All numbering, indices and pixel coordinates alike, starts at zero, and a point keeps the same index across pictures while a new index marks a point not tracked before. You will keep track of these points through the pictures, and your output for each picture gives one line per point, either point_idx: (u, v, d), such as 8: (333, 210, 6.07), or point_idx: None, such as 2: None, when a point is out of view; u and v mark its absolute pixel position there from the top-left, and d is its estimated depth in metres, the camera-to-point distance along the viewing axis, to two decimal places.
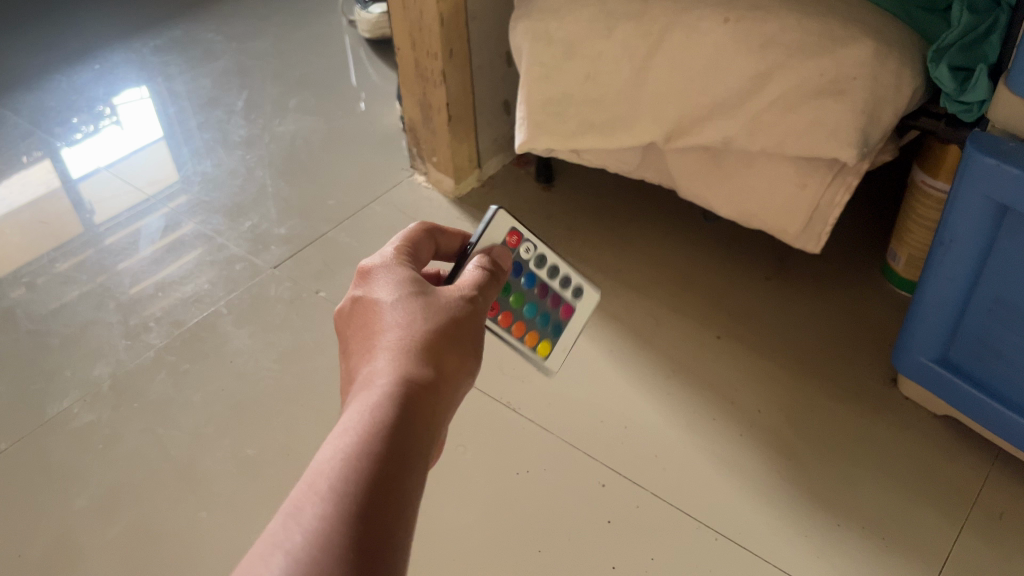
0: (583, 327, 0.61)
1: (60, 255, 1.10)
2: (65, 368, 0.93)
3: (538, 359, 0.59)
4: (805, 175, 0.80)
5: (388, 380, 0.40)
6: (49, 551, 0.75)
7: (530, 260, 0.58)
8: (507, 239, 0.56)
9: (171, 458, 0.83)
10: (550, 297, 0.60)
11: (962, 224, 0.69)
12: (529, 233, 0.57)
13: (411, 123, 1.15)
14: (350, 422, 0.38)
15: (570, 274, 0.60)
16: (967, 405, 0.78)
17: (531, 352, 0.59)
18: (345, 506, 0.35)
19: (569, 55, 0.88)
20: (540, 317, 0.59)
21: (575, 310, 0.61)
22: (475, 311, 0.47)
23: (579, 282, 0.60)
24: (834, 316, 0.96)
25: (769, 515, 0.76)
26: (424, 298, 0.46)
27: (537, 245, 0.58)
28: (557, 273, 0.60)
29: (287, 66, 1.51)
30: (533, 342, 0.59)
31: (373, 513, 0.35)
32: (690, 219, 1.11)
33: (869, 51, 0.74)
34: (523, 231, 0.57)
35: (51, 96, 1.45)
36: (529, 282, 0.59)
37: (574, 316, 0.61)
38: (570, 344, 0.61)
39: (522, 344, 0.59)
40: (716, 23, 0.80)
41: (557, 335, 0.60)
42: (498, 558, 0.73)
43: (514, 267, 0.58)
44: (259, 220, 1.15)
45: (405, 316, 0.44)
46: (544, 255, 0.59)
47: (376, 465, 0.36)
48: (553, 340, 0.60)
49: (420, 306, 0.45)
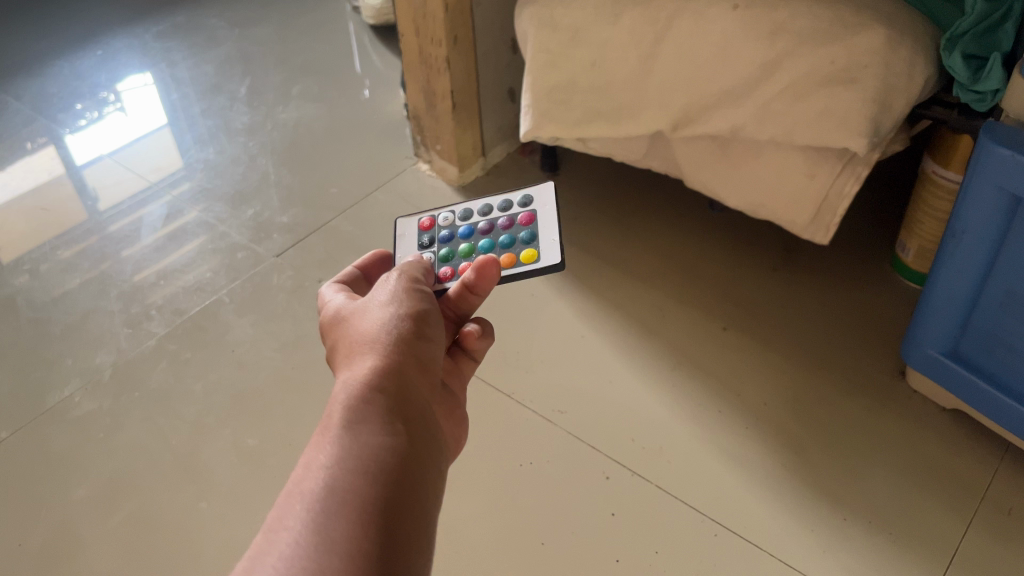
0: (552, 221, 0.62)
1: (62, 243, 1.09)
2: (66, 356, 0.93)
3: (527, 266, 0.59)
4: (814, 165, 0.79)
5: (348, 386, 0.41)
6: (49, 541, 0.75)
7: (459, 220, 0.64)
8: (419, 227, 0.65)
9: (172, 448, 0.82)
10: (500, 225, 0.63)
11: (974, 215, 0.68)
12: (438, 210, 0.65)
13: (415, 111, 1.14)
14: (319, 436, 0.39)
15: (503, 201, 0.64)
16: (976, 399, 0.77)
17: (519, 266, 0.60)
18: (323, 504, 0.35)
19: (575, 42, 0.87)
20: (504, 241, 0.61)
21: (536, 214, 0.63)
22: (423, 300, 0.48)
23: (518, 199, 0.64)
24: (842, 308, 0.95)
25: (775, 509, 0.75)
26: (369, 308, 0.47)
27: (453, 210, 0.65)
28: (489, 209, 0.64)
29: (290, 52, 1.50)
30: (513, 259, 0.60)
31: (352, 502, 0.35)
32: (696, 209, 1.10)
33: (881, 38, 0.72)
34: (431, 213, 0.65)
35: (54, 82, 1.44)
36: (468, 231, 0.63)
37: (538, 218, 0.62)
38: (552, 237, 0.61)
39: (502, 267, 0.60)
40: (725, 10, 0.78)
41: (529, 240, 0.61)
42: (501, 551, 0.73)
43: (446, 234, 0.63)
44: (262, 208, 1.14)
45: (355, 331, 0.46)
46: (467, 210, 0.65)
47: (347, 462, 0.37)
48: (533, 247, 0.61)
49: (364, 316, 0.46)
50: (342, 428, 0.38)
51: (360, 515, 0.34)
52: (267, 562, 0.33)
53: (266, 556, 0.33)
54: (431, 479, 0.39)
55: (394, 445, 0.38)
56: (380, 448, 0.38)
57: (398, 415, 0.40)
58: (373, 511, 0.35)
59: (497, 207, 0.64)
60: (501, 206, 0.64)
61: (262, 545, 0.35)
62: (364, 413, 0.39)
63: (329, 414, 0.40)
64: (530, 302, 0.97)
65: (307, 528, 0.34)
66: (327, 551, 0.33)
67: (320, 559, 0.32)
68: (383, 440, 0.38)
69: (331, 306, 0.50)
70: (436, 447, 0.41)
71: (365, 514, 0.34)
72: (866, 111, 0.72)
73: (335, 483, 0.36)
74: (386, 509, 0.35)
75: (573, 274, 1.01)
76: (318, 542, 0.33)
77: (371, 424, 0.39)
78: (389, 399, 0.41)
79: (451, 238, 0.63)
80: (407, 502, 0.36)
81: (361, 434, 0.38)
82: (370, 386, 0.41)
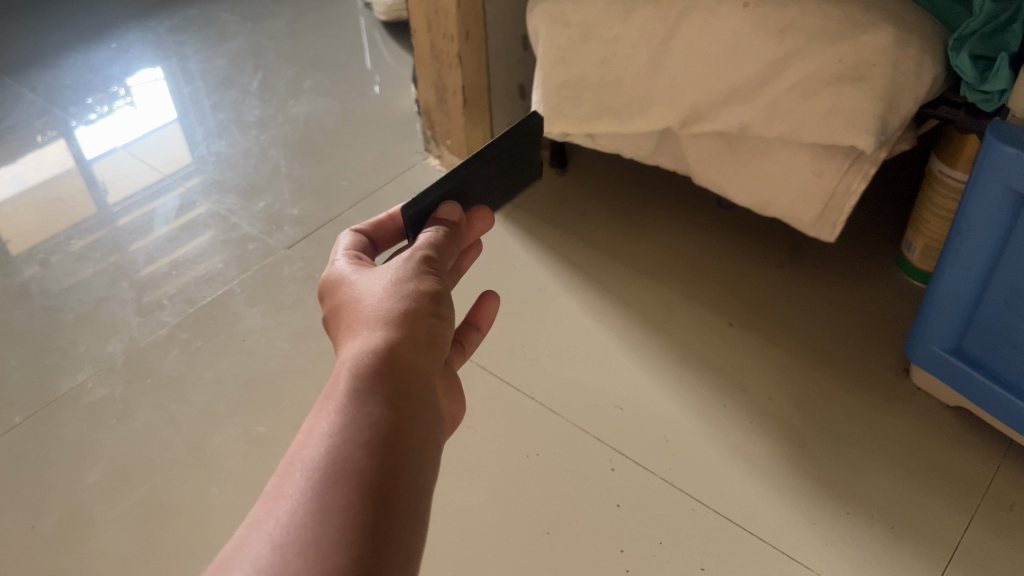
0: None
1: (75, 233, 1.10)
2: (79, 344, 0.94)
3: None
4: (821, 162, 0.80)
5: (351, 357, 0.42)
6: (61, 523, 0.76)
7: None
8: None
9: (182, 434, 0.83)
10: None
11: (980, 213, 0.69)
12: None
13: (426, 106, 1.15)
14: (319, 404, 0.39)
15: None
16: (979, 396, 0.77)
17: None
18: (323, 474, 0.35)
19: (586, 38, 0.88)
20: None
21: None
22: (432, 270, 0.48)
23: None
24: (847, 305, 0.95)
25: (778, 503, 0.76)
26: (375, 274, 0.47)
27: None
28: None
29: (302, 47, 1.51)
30: None
31: (351, 473, 0.35)
32: (704, 207, 1.11)
33: (889, 37, 0.73)
34: None
35: (67, 74, 1.45)
36: None
37: None
38: None
39: None
40: (735, 7, 0.79)
41: None
42: (506, 539, 0.74)
43: None
44: (273, 200, 1.15)
45: (360, 298, 0.46)
46: None
47: (347, 433, 0.37)
48: None
49: (371, 284, 0.46)
50: (343, 399, 0.39)
51: (360, 488, 0.35)
52: (264, 529, 0.34)
53: (263, 522, 0.34)
54: (429, 455, 0.40)
55: (394, 420, 0.39)
56: (380, 423, 0.38)
57: (399, 390, 0.41)
58: (371, 484, 0.35)
59: None
60: None
61: (259, 510, 0.35)
62: (365, 385, 0.40)
63: (331, 384, 0.41)
64: (538, 296, 0.98)
65: (306, 497, 0.34)
66: (325, 521, 0.33)
67: (317, 529, 0.33)
68: (383, 414, 0.39)
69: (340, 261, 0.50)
70: (434, 425, 0.42)
71: (363, 487, 0.35)
72: (874, 109, 0.73)
73: (337, 454, 0.36)
74: (384, 484, 0.36)
75: (580, 269, 1.02)
76: (316, 511, 0.34)
77: (373, 398, 0.39)
78: (391, 373, 0.41)
79: None
80: (405, 477, 0.37)
81: (361, 407, 0.39)
82: (374, 358, 0.41)
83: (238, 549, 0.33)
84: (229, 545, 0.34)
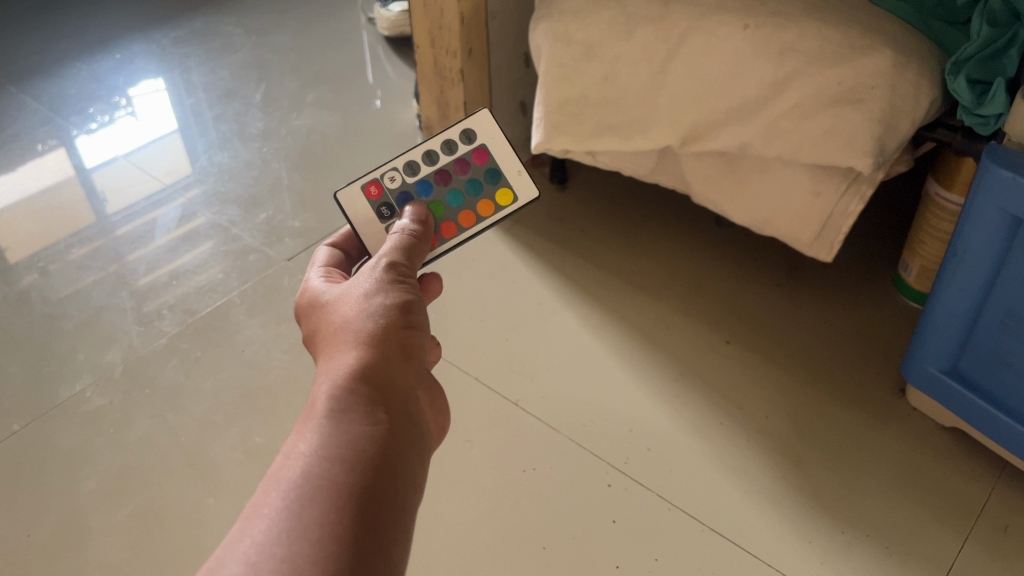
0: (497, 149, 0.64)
1: (77, 242, 1.11)
2: (77, 352, 0.94)
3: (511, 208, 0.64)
4: (819, 183, 0.80)
5: (328, 379, 0.41)
6: (57, 532, 0.76)
7: (406, 177, 0.62)
8: (367, 190, 0.61)
9: (180, 444, 0.84)
10: (454, 169, 0.63)
11: (976, 234, 0.69)
12: (379, 171, 0.61)
13: (427, 121, 1.16)
14: (299, 425, 0.39)
15: (445, 137, 0.63)
16: (975, 417, 0.78)
17: (501, 211, 0.64)
18: (301, 491, 0.35)
19: (588, 57, 0.89)
20: (469, 188, 0.63)
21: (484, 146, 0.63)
22: (407, 290, 0.48)
23: (464, 129, 0.63)
24: (843, 324, 0.96)
25: (773, 520, 0.76)
26: (349, 295, 0.47)
27: (396, 166, 0.62)
28: (429, 155, 0.62)
29: (305, 60, 1.52)
30: (491, 206, 0.63)
31: (329, 489, 0.35)
32: (703, 224, 1.12)
33: (887, 61, 0.74)
34: (375, 177, 0.61)
35: (71, 83, 1.46)
36: (423, 188, 0.62)
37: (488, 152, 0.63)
38: (513, 168, 0.64)
39: (485, 217, 0.63)
40: (736, 29, 0.80)
41: (493, 179, 0.64)
42: (501, 554, 0.74)
43: (404, 195, 0.61)
44: (274, 212, 1.15)
45: (332, 320, 0.46)
46: (411, 161, 0.62)
47: (325, 452, 0.37)
48: (501, 185, 0.64)
49: (348, 304, 0.46)
50: (323, 417, 0.39)
51: (342, 504, 0.35)
52: (239, 549, 0.33)
53: (239, 543, 0.34)
54: (411, 467, 0.39)
55: (374, 436, 0.39)
56: (359, 438, 0.38)
57: (380, 406, 0.40)
58: (348, 501, 0.35)
59: (440, 149, 0.62)
60: (444, 148, 0.63)
61: (235, 531, 0.35)
62: (346, 403, 0.40)
63: (310, 403, 0.40)
64: (537, 311, 0.99)
65: (282, 517, 0.34)
66: (302, 537, 0.33)
67: (292, 546, 0.33)
68: (360, 431, 0.38)
69: (314, 285, 0.50)
70: (418, 438, 0.41)
71: (340, 504, 0.35)
72: (872, 131, 0.74)
73: (316, 471, 0.36)
74: (366, 499, 0.36)
75: (580, 284, 1.02)
76: (291, 529, 0.33)
77: (354, 414, 0.39)
78: (369, 392, 0.41)
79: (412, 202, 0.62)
80: (386, 492, 0.37)
81: (340, 425, 0.38)
82: (353, 376, 0.41)
83: (215, 570, 0.33)
84: (206, 564, 0.34)
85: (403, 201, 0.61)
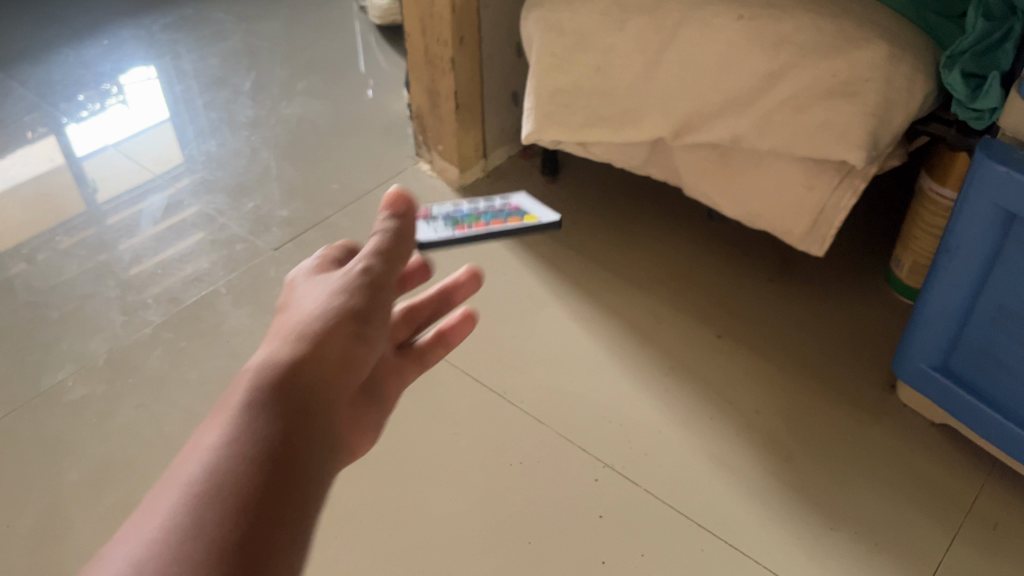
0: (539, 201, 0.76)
1: (63, 231, 1.09)
2: (60, 341, 0.93)
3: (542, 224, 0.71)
4: (812, 176, 0.80)
5: (254, 374, 0.40)
6: (37, 523, 0.75)
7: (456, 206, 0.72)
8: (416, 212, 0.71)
9: (163, 435, 0.82)
10: (501, 206, 0.73)
11: (969, 229, 0.69)
12: (431, 204, 0.72)
13: (418, 110, 1.15)
14: (215, 417, 0.38)
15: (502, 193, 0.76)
16: (965, 413, 0.77)
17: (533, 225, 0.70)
18: (197, 487, 0.33)
19: (580, 47, 0.88)
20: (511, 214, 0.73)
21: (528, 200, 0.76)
22: (369, 293, 0.46)
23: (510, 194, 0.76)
24: (834, 320, 0.95)
25: (762, 516, 0.76)
26: (311, 294, 0.46)
27: (448, 201, 0.72)
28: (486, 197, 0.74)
29: (296, 48, 1.51)
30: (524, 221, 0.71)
31: (226, 489, 0.33)
32: (695, 218, 1.11)
33: (882, 53, 0.73)
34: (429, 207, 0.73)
35: (59, 69, 1.44)
36: (468, 212, 0.71)
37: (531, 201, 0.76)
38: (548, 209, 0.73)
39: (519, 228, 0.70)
40: (729, 19, 0.79)
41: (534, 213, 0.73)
42: (488, 548, 0.73)
43: (448, 214, 0.71)
44: (262, 201, 1.14)
45: (287, 317, 0.44)
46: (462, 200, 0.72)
47: (230, 450, 0.35)
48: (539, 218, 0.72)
49: (307, 304, 0.45)
50: (239, 412, 0.37)
51: (233, 507, 0.33)
52: (121, 541, 0.32)
53: (125, 535, 0.32)
54: (321, 477, 0.37)
55: (285, 439, 0.37)
56: (270, 439, 0.36)
57: (298, 410, 0.39)
58: (239, 503, 0.33)
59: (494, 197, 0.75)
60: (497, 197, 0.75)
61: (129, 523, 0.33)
62: (264, 401, 0.38)
63: (232, 396, 0.39)
64: (526, 303, 0.98)
65: (169, 513, 0.32)
66: (183, 537, 0.31)
67: (169, 544, 0.31)
68: (272, 432, 0.37)
69: (297, 276, 0.49)
70: (332, 448, 0.39)
71: (230, 505, 0.33)
72: (866, 125, 0.73)
73: (216, 468, 0.34)
74: (257, 504, 0.33)
75: (570, 276, 1.02)
76: (173, 527, 0.32)
77: (269, 413, 0.38)
78: (293, 392, 0.39)
79: (453, 216, 0.70)
80: (285, 499, 0.34)
81: (254, 424, 0.37)
82: (280, 376, 0.39)
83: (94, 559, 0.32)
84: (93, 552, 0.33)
85: (446, 216, 0.70)
